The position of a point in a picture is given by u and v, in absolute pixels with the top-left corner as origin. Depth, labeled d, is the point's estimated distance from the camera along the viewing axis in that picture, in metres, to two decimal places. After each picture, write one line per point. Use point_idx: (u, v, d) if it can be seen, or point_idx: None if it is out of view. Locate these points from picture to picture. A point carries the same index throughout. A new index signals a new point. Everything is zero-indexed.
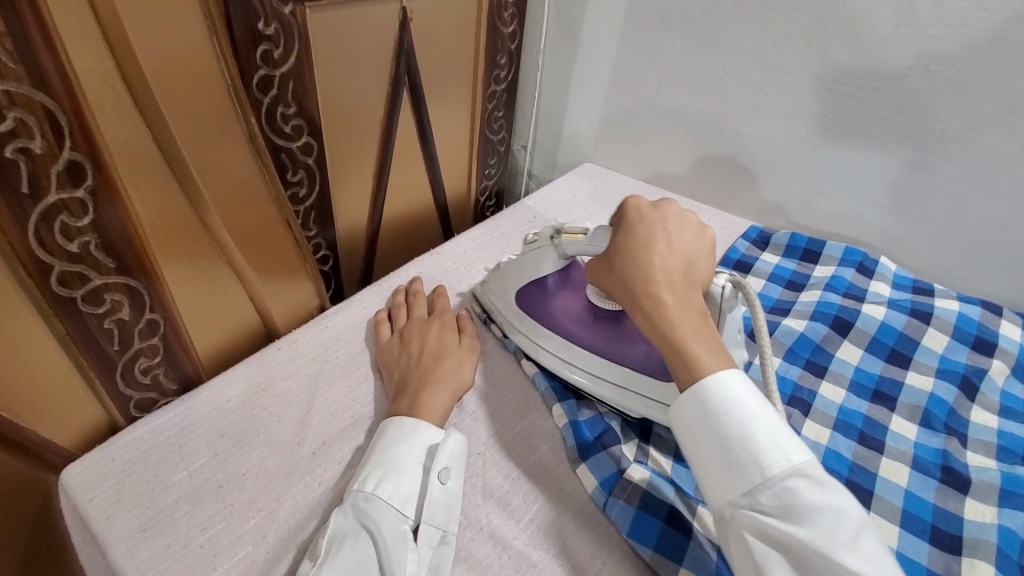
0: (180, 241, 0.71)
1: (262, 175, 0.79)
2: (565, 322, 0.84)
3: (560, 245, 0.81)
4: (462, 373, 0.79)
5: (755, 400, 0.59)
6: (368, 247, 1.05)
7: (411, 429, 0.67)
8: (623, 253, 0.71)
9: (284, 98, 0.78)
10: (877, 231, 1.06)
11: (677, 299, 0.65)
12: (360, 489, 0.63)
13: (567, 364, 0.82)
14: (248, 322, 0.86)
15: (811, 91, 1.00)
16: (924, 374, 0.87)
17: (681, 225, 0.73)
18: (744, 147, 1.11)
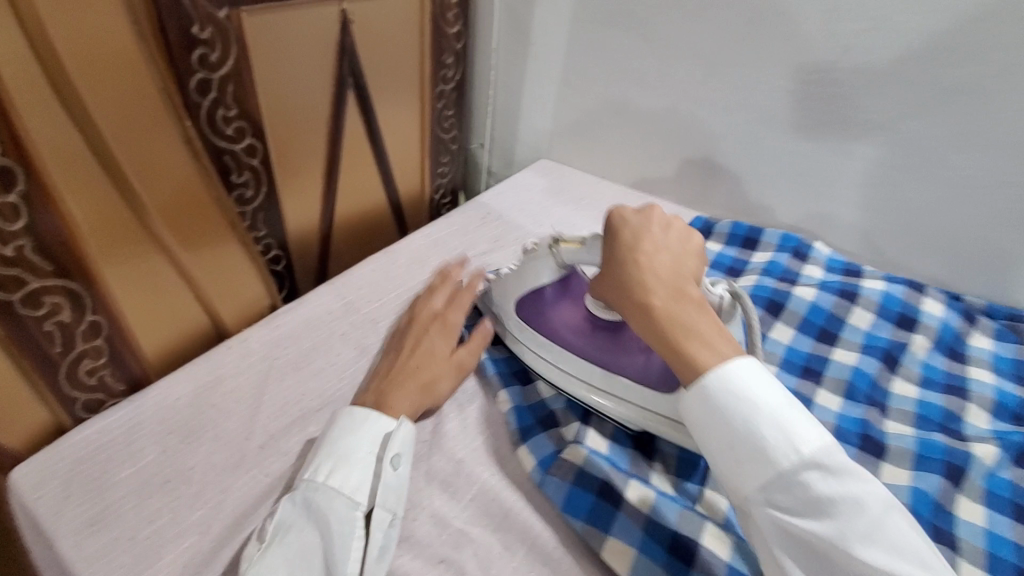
0: (119, 243, 0.73)
1: (203, 176, 0.80)
2: (563, 333, 0.84)
3: (558, 253, 0.80)
4: (439, 381, 0.79)
5: (765, 382, 0.56)
6: (321, 246, 1.06)
7: (364, 419, 0.68)
8: (615, 260, 0.68)
9: (224, 101, 0.79)
10: (820, 219, 1.10)
11: (666, 298, 0.62)
12: (313, 475, 0.64)
13: (565, 372, 0.82)
14: (197, 322, 0.87)
15: (756, 85, 1.03)
16: (850, 350, 0.93)
17: (665, 228, 0.71)
18: (693, 141, 1.14)
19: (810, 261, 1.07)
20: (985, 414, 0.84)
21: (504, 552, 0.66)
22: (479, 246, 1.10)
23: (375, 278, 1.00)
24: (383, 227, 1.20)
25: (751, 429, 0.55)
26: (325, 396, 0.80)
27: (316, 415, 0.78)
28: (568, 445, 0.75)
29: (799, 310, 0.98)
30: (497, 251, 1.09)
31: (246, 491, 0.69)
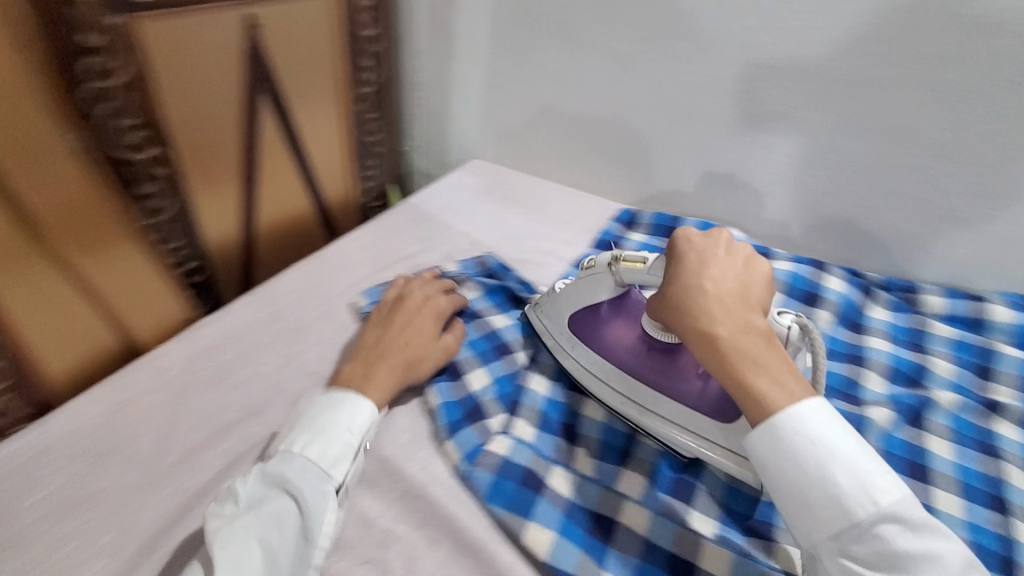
0: (6, 261, 0.70)
1: (105, 186, 0.78)
2: (619, 351, 0.83)
3: (618, 271, 0.78)
4: (424, 362, 0.83)
5: (841, 428, 0.59)
6: (243, 254, 1.05)
7: (341, 399, 0.71)
8: (673, 283, 0.68)
9: (127, 110, 0.77)
10: (738, 210, 1.14)
11: (733, 330, 0.62)
12: (284, 450, 0.65)
13: (617, 393, 0.82)
14: (108, 338, 0.84)
15: (677, 84, 1.06)
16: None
17: (729, 249, 0.70)
18: (618, 138, 1.17)
19: (723, 240, 1.12)
20: (882, 380, 0.90)
21: (429, 546, 0.67)
22: (408, 249, 1.10)
23: (298, 286, 0.98)
24: (304, 233, 1.18)
25: (824, 472, 0.57)
26: (248, 410, 0.78)
27: (235, 430, 0.76)
28: (494, 438, 0.77)
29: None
30: (428, 253, 1.09)
31: (164, 513, 0.67)
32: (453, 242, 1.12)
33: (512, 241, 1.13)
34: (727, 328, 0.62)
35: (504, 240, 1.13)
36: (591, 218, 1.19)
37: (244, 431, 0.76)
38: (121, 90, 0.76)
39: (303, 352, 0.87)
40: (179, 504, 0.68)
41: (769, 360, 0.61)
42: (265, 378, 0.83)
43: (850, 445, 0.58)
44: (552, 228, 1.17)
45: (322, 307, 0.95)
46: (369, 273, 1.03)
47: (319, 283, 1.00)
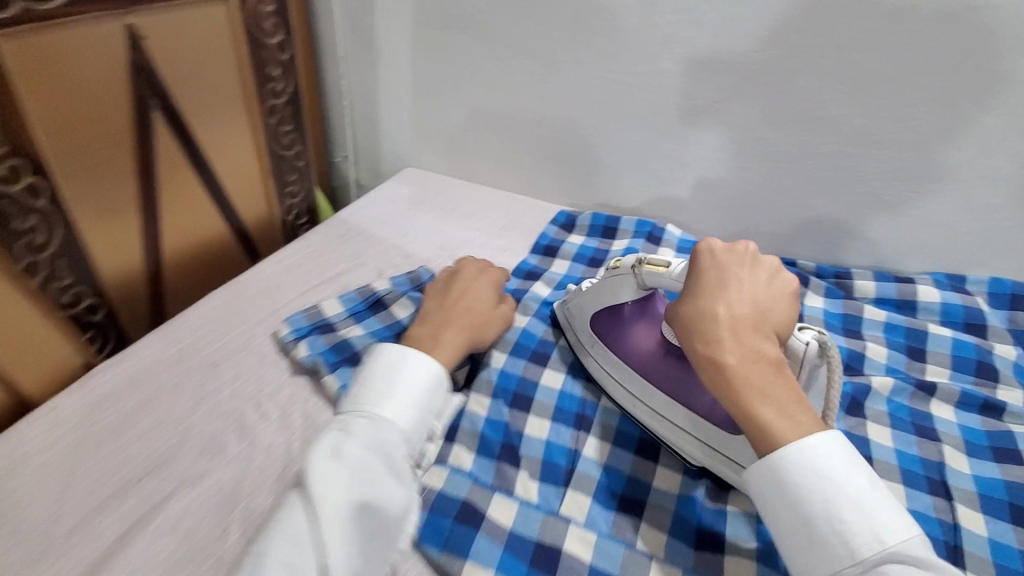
0: (107, 196, 0.61)
1: (179, 129, 0.66)
2: (637, 356, 0.58)
3: (639, 276, 0.55)
4: (488, 331, 0.62)
5: (867, 476, 0.41)
6: (306, 216, 0.87)
7: (412, 361, 0.50)
8: (691, 276, 0.51)
9: (247, 24, 0.69)
10: (952, 247, 0.74)
11: (744, 356, 0.45)
12: (371, 416, 0.46)
13: (632, 398, 0.58)
14: (216, 257, 0.77)
15: (962, 35, 0.62)
16: (945, 402, 0.61)
17: (755, 284, 0.50)
18: (831, 131, 0.73)
19: (917, 281, 0.74)
20: None
21: None
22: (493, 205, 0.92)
23: (375, 213, 0.89)
24: (392, 146, 1.04)
25: (828, 510, 0.39)
26: (250, 335, 0.64)
27: (209, 395, 0.57)
28: (526, 417, 0.58)
29: (885, 348, 0.68)
30: (509, 211, 0.93)
31: (120, 477, 0.51)
32: (543, 180, 0.95)
33: (607, 199, 0.92)
34: (737, 349, 0.45)
35: (601, 196, 0.92)
36: (741, 218, 0.84)
37: (217, 382, 0.59)
38: (166, 68, 0.63)
39: (331, 283, 0.73)
40: (154, 458, 0.52)
41: (782, 390, 0.44)
42: (251, 316, 0.66)
43: (876, 483, 0.41)
44: (679, 207, 0.87)
45: (354, 256, 0.78)
46: (431, 219, 0.89)
47: (384, 213, 0.89)
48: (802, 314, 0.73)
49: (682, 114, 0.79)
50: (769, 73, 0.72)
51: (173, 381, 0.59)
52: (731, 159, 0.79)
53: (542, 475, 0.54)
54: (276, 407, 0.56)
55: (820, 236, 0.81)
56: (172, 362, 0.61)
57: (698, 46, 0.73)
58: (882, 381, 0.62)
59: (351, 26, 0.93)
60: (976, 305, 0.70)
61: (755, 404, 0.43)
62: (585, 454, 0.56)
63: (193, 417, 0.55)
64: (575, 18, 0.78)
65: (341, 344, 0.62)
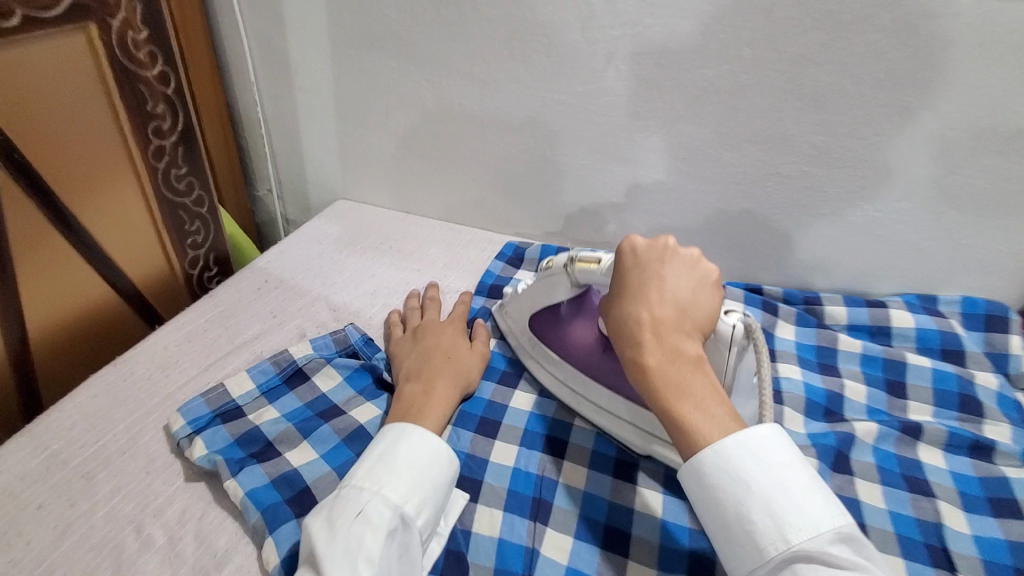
0: None
1: (29, 183, 0.53)
2: (578, 354, 0.58)
3: (572, 273, 0.54)
4: (472, 375, 0.58)
5: (786, 471, 0.39)
6: (215, 264, 0.76)
7: (437, 451, 0.47)
8: (617, 278, 0.50)
9: (112, 54, 0.57)
10: (922, 267, 0.70)
11: (664, 355, 0.43)
12: (396, 510, 0.42)
13: (577, 394, 0.58)
14: (99, 327, 0.64)
15: (921, 47, 0.57)
16: (933, 445, 0.57)
17: (682, 282, 0.47)
18: (791, 151, 0.67)
19: (890, 305, 0.69)
20: None
21: None
22: (436, 244, 0.84)
23: (297, 259, 0.78)
24: (320, 178, 0.94)
25: (741, 511, 0.39)
26: (137, 432, 0.53)
27: (76, 522, 0.46)
28: (474, 510, 0.50)
29: (863, 385, 0.63)
30: (452, 247, 0.84)
31: None
32: (488, 210, 0.86)
33: (559, 228, 0.84)
34: (657, 350, 0.43)
35: (552, 224, 0.84)
36: (703, 245, 0.77)
37: (90, 502, 0.47)
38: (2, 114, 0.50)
39: (241, 350, 0.62)
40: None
41: (705, 389, 0.42)
42: (140, 405, 0.55)
43: (794, 477, 0.39)
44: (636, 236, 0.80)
45: (272, 314, 0.68)
46: (363, 261, 0.79)
47: (311, 261, 0.78)
48: (775, 349, 0.67)
49: (632, 135, 0.72)
50: (723, 89, 0.65)
51: (33, 505, 0.47)
52: (689, 182, 0.73)
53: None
54: (163, 530, 0.46)
55: (785, 261, 0.75)
56: (34, 477, 0.49)
57: (644, 62, 0.66)
58: (866, 427, 0.57)
59: (261, 46, 0.82)
60: (951, 330, 0.66)
61: (673, 402, 0.41)
62: (543, 553, 0.47)
63: (55, 554, 0.44)
64: (508, 33, 0.70)
65: (249, 434, 0.52)
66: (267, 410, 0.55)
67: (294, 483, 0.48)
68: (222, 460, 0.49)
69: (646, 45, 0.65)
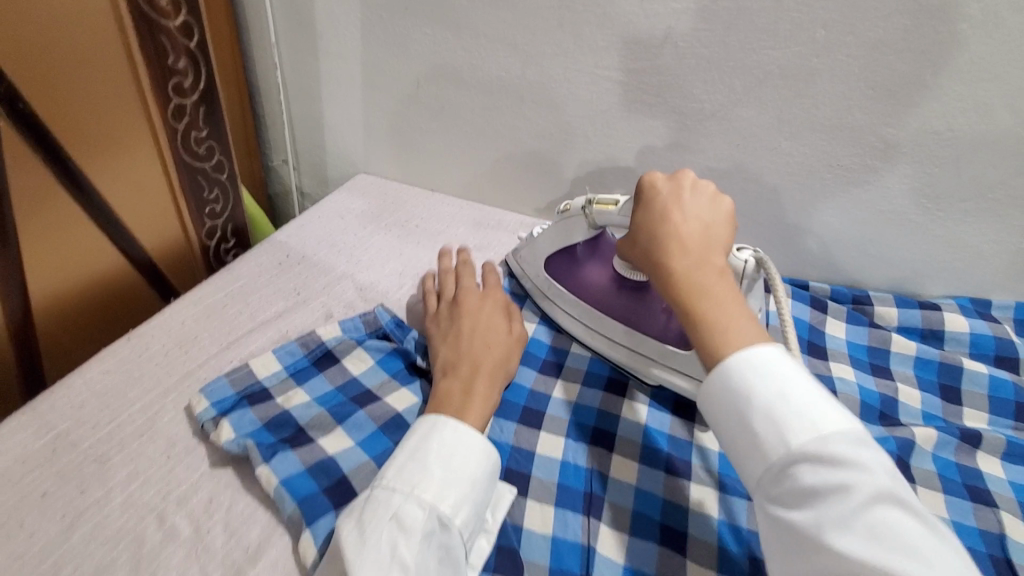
0: None
1: (36, 135, 0.48)
2: (591, 291, 0.60)
3: (590, 213, 0.56)
4: (511, 362, 0.53)
5: (791, 382, 0.36)
6: (231, 235, 0.70)
7: (474, 447, 0.43)
8: (640, 208, 0.48)
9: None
10: (976, 272, 0.68)
11: (690, 265, 0.41)
12: (431, 511, 0.39)
13: (590, 330, 0.59)
14: (105, 299, 0.59)
15: (1002, 40, 0.54)
16: (992, 455, 0.54)
17: (702, 209, 0.45)
18: (855, 142, 0.63)
19: (943, 307, 0.66)
20: None
21: None
22: (465, 224, 0.80)
23: (319, 233, 0.73)
24: (340, 149, 0.89)
25: (743, 421, 0.36)
26: (154, 413, 0.48)
27: (90, 510, 0.42)
28: (523, 504, 0.46)
29: (916, 389, 0.61)
30: (482, 228, 0.80)
31: None
32: (520, 190, 0.82)
33: None
34: (685, 260, 0.42)
35: None
36: (747, 237, 0.74)
37: (103, 490, 0.43)
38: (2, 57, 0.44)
39: (264, 329, 0.58)
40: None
41: (730, 296, 0.40)
42: (157, 383, 0.51)
43: (794, 382, 0.36)
44: None
45: (296, 291, 0.64)
46: (389, 238, 0.75)
47: (335, 239, 0.73)
48: (825, 348, 0.64)
49: (683, 119, 0.68)
50: (790, 74, 0.61)
51: (38, 491, 0.42)
52: (742, 172, 0.69)
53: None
54: (188, 520, 0.42)
55: (832, 256, 0.72)
56: (39, 461, 0.44)
57: (706, 40, 0.62)
58: (926, 433, 0.54)
59: (286, 4, 0.76)
60: (1007, 336, 0.64)
61: (697, 303, 0.40)
62: (599, 551, 0.44)
63: (66, 546, 0.40)
64: (559, 2, 0.65)
65: (279, 419, 0.48)
66: (294, 392, 0.51)
67: (331, 472, 0.45)
68: (253, 444, 0.45)
69: (708, 22, 0.61)
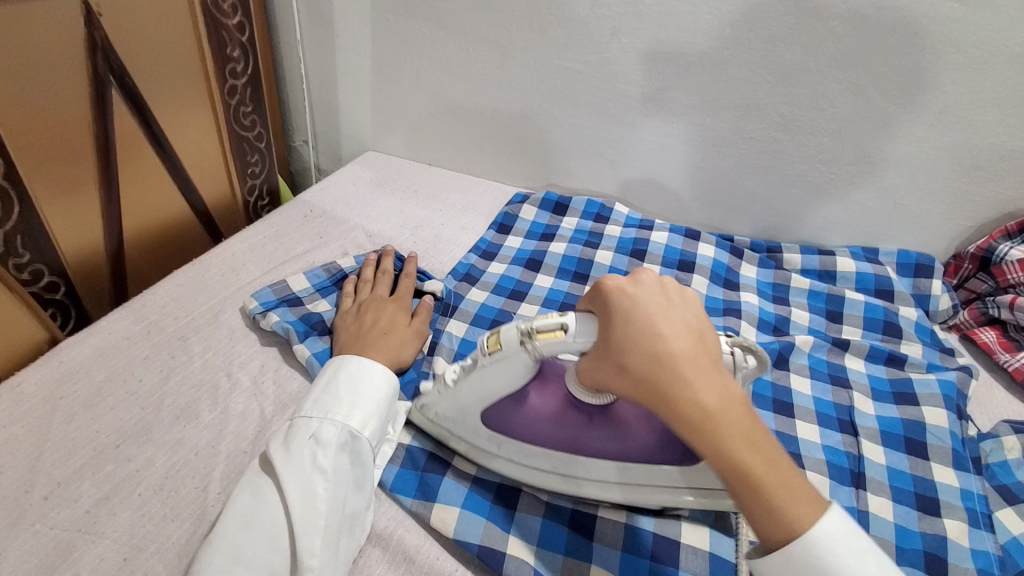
0: (63, 178, 0.60)
1: (134, 104, 0.65)
2: (554, 432, 0.50)
3: (533, 349, 0.44)
4: (406, 352, 0.60)
5: (876, 567, 0.35)
6: (264, 193, 0.88)
7: (377, 382, 0.53)
8: (623, 326, 0.40)
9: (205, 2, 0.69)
10: (865, 225, 0.84)
11: (714, 393, 0.37)
12: (343, 427, 0.48)
13: (568, 475, 0.51)
14: (173, 237, 0.76)
15: (865, 36, 0.70)
16: (857, 356, 0.71)
17: (680, 308, 0.41)
18: (762, 119, 0.79)
19: (837, 252, 0.83)
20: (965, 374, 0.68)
21: None
22: (454, 190, 0.97)
23: (335, 195, 0.90)
24: (353, 131, 1.06)
25: None
26: (217, 311, 0.65)
27: (179, 368, 0.58)
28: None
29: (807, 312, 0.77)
30: (469, 194, 0.96)
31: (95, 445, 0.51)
32: (502, 163, 0.99)
33: (561, 179, 0.97)
34: (705, 388, 0.37)
35: (556, 177, 0.97)
36: (685, 198, 0.91)
37: (186, 356, 0.60)
38: (119, 45, 0.62)
39: (294, 261, 0.74)
40: (130, 427, 0.52)
41: (756, 430, 0.37)
42: (217, 293, 0.68)
43: (879, 573, 0.35)
44: (627, 190, 0.93)
45: (318, 236, 0.80)
46: (392, 200, 0.91)
47: (347, 201, 0.89)
48: (739, 283, 0.80)
49: (629, 101, 0.84)
50: (707, 63, 0.78)
51: (141, 355, 0.59)
52: (678, 144, 0.86)
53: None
54: (248, 377, 0.58)
55: (752, 215, 0.88)
56: (139, 337, 0.61)
57: (644, 36, 0.78)
58: (804, 339, 0.70)
59: (310, 10, 0.93)
60: (885, 273, 0.80)
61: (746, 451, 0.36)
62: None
63: (166, 387, 0.56)
64: (529, 7, 0.82)
65: (309, 316, 0.65)
66: (320, 302, 0.68)
67: None
68: (292, 329, 0.61)
69: (645, 22, 0.77)
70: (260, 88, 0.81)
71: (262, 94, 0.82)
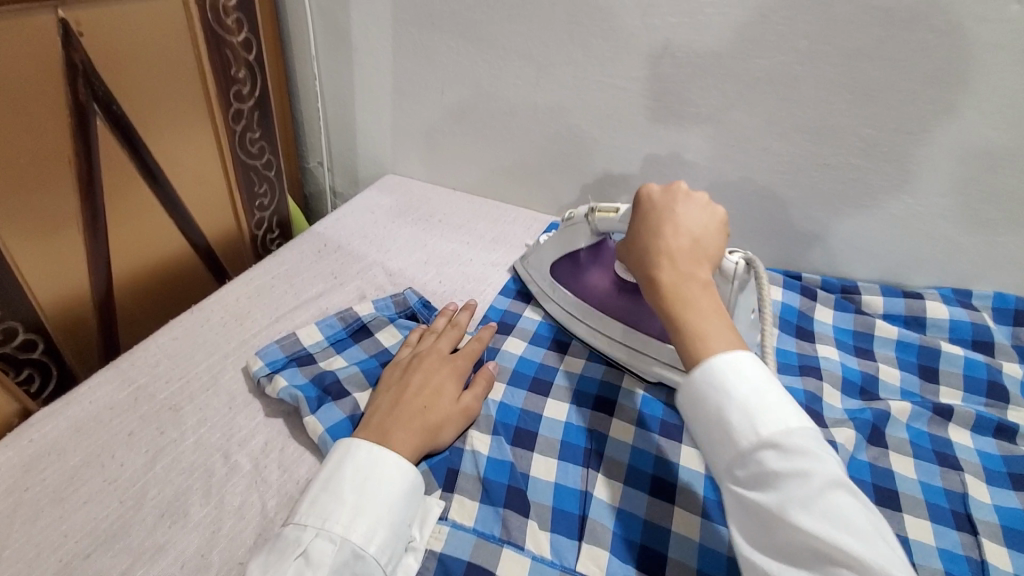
0: (37, 219, 0.52)
1: (123, 133, 0.57)
2: (591, 295, 0.65)
3: (592, 222, 0.60)
4: (445, 433, 0.51)
5: (769, 388, 0.40)
6: (274, 224, 0.80)
7: (391, 474, 0.44)
8: (637, 225, 0.52)
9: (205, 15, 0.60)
10: (955, 265, 0.73)
11: (678, 275, 0.46)
12: (343, 543, 0.40)
13: (592, 330, 0.64)
14: (171, 278, 0.68)
15: (970, 51, 0.59)
16: (962, 426, 0.60)
17: (694, 219, 0.50)
18: (839, 144, 0.69)
19: (926, 296, 0.72)
20: None
21: None
22: (483, 219, 0.88)
23: (353, 227, 0.81)
24: (370, 152, 0.97)
25: (719, 414, 0.40)
26: (216, 372, 0.56)
27: (168, 448, 0.49)
28: (529, 456, 0.53)
29: (896, 368, 0.67)
30: (498, 222, 0.87)
31: (60, 554, 0.42)
32: (534, 189, 0.90)
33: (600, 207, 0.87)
34: (673, 271, 0.46)
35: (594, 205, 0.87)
36: (743, 232, 0.80)
37: (177, 432, 0.51)
38: (102, 67, 0.53)
39: (307, 305, 0.66)
40: (103, 529, 0.44)
41: (713, 307, 0.44)
42: (217, 348, 0.59)
43: (767, 389, 0.39)
44: None
45: (333, 275, 0.72)
46: (414, 231, 0.82)
47: (367, 232, 0.81)
48: (813, 331, 0.71)
49: (682, 123, 0.74)
50: (776, 80, 0.68)
51: (124, 432, 0.50)
52: (735, 170, 0.76)
53: (553, 525, 0.48)
54: (249, 458, 0.49)
55: (822, 250, 0.78)
56: (125, 407, 0.52)
57: (701, 50, 0.69)
58: (901, 406, 0.60)
59: (324, 21, 0.85)
60: (983, 321, 0.69)
61: (681, 312, 0.44)
62: (595, 495, 0.50)
63: (151, 475, 0.47)
64: (569, 18, 0.72)
65: (322, 376, 0.56)
66: (334, 358, 0.59)
67: None
68: (302, 397, 0.52)
69: (703, 37, 0.68)
70: (269, 112, 0.73)
71: (271, 118, 0.73)
